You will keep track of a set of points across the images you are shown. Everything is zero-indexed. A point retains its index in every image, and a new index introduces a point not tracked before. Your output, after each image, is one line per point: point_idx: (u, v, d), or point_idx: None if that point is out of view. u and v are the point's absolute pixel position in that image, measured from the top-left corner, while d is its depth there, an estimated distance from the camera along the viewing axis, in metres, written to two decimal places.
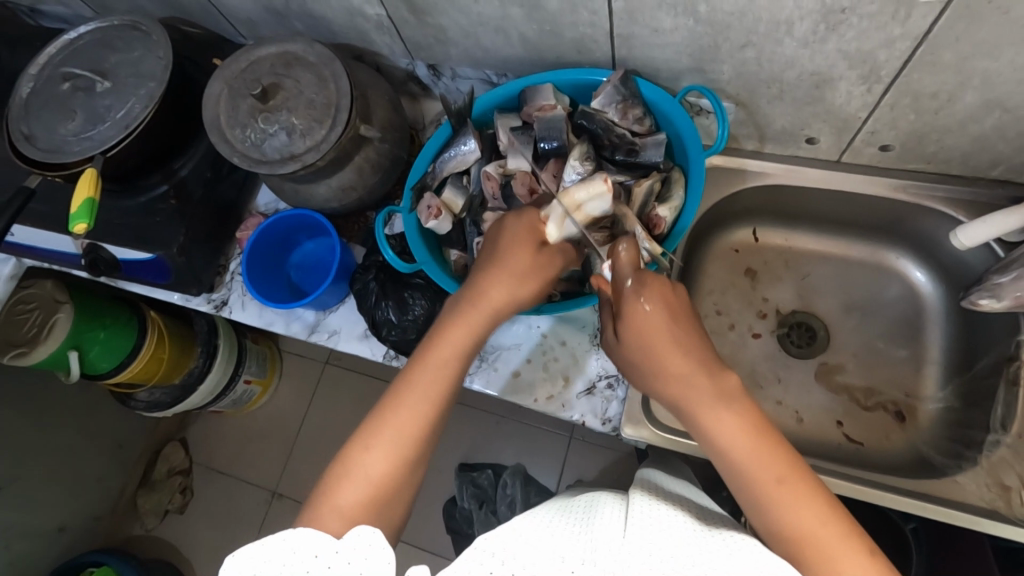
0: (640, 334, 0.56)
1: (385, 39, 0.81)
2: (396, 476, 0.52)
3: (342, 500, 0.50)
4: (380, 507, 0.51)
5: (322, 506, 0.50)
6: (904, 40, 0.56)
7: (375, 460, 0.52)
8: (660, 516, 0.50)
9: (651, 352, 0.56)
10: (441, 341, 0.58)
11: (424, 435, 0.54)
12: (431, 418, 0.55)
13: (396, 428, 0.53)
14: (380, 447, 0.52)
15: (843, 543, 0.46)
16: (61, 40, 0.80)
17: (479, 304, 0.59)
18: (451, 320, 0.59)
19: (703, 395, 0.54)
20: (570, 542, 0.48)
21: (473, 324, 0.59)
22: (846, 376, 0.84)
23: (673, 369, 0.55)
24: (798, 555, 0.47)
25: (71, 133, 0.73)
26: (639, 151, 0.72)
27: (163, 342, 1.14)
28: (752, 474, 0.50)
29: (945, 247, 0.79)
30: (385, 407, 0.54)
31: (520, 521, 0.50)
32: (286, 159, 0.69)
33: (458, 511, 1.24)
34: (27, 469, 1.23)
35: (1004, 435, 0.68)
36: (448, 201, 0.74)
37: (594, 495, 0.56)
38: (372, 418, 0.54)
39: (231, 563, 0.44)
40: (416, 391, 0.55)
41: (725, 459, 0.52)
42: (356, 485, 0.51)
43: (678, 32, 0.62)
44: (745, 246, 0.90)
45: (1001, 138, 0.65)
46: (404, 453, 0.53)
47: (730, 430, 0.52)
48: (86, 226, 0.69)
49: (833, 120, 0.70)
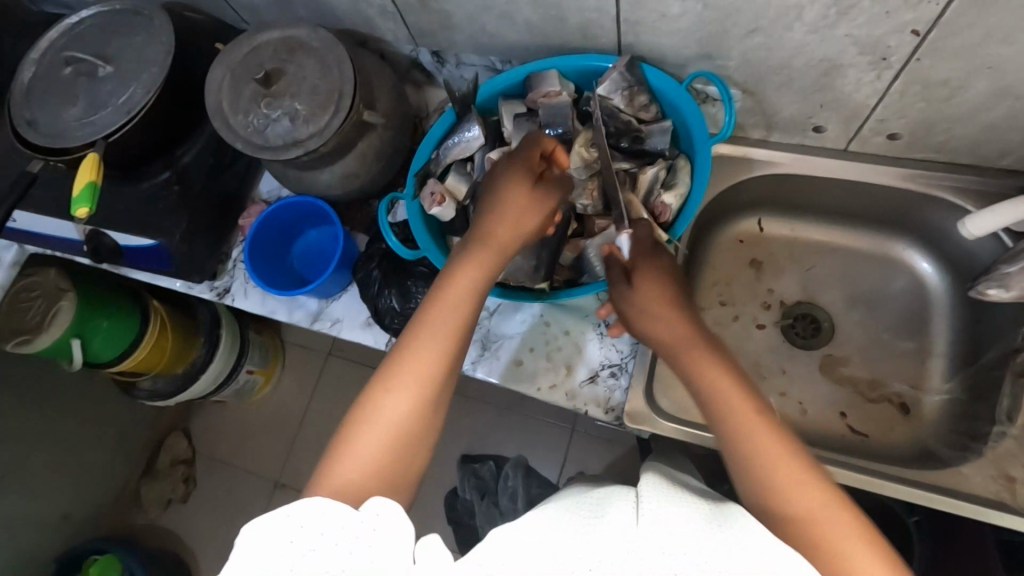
0: (650, 303, 0.62)
1: (389, 25, 0.80)
2: (418, 416, 0.52)
3: (358, 459, 0.49)
4: (399, 462, 0.50)
5: (341, 459, 0.49)
6: (915, 25, 0.55)
7: (397, 401, 0.51)
8: (673, 512, 0.47)
9: (654, 319, 0.61)
10: (452, 282, 0.58)
11: (442, 374, 0.53)
12: (449, 355, 0.54)
13: (414, 369, 0.53)
14: (399, 389, 0.52)
15: (824, 500, 0.46)
16: (64, 25, 0.80)
17: (487, 247, 0.60)
18: (462, 260, 0.59)
19: (706, 357, 0.57)
20: (577, 537, 0.46)
21: (486, 263, 0.59)
22: (850, 368, 0.83)
23: (676, 336, 0.59)
24: (776, 502, 0.48)
25: (73, 119, 0.73)
26: (644, 137, 0.72)
27: (165, 332, 1.15)
28: (742, 434, 0.51)
29: (952, 238, 0.78)
30: (401, 350, 0.54)
31: (528, 520, 0.49)
32: (290, 145, 0.68)
33: (460, 503, 1.24)
34: (30, 458, 1.23)
35: (1009, 427, 0.68)
36: (452, 188, 0.74)
37: (607, 492, 0.54)
38: (388, 363, 0.54)
39: (247, 533, 0.43)
40: (433, 331, 0.55)
41: (716, 414, 0.54)
42: (376, 434, 0.50)
43: (685, 17, 0.62)
44: (750, 237, 0.89)
45: (1012, 126, 0.64)
46: (424, 393, 0.52)
47: (727, 386, 0.55)
48: (88, 211, 0.68)
49: (841, 109, 0.69)
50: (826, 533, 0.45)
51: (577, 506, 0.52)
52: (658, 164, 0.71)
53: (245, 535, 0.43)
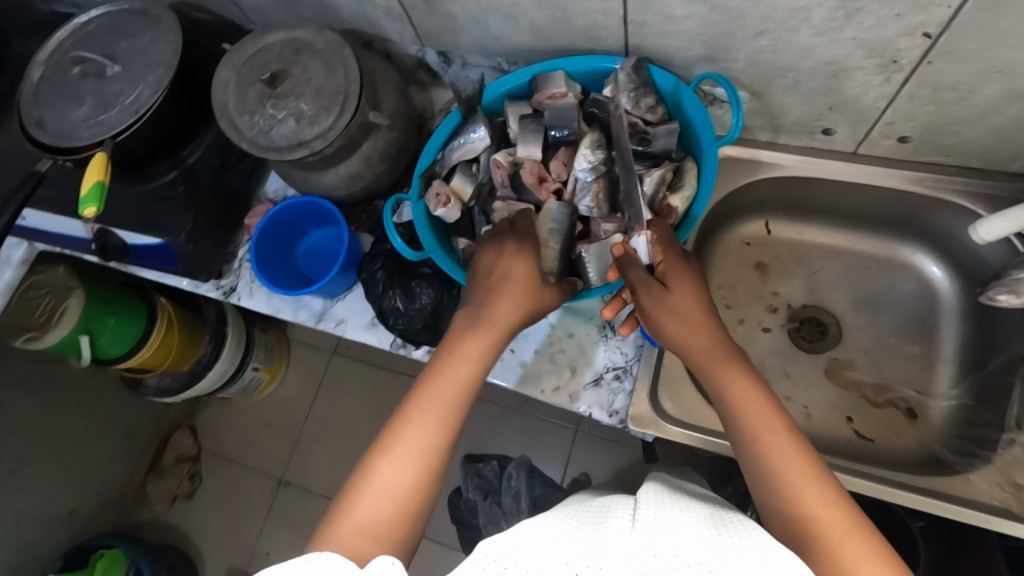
0: (675, 310, 0.60)
1: (394, 26, 0.80)
2: (420, 486, 0.51)
3: (362, 518, 0.49)
4: (404, 518, 0.49)
5: (341, 523, 0.48)
6: (925, 28, 0.54)
7: (396, 471, 0.51)
8: (668, 515, 0.48)
9: (677, 320, 0.60)
10: (452, 355, 0.58)
11: (444, 444, 0.53)
12: (448, 426, 0.54)
13: (412, 440, 0.52)
14: (399, 458, 0.51)
15: (836, 515, 0.46)
16: (72, 25, 0.80)
17: (488, 326, 0.59)
18: (463, 337, 0.59)
19: (732, 364, 0.56)
20: (578, 546, 0.47)
21: (484, 339, 0.59)
22: (856, 372, 0.83)
23: (701, 347, 0.58)
24: (790, 508, 0.48)
25: (81, 118, 0.74)
26: (651, 139, 0.71)
27: (172, 329, 1.15)
28: (763, 442, 0.51)
29: (961, 242, 0.78)
30: (398, 421, 0.53)
31: (526, 526, 0.49)
32: (294, 146, 0.68)
33: (463, 503, 1.25)
34: (37, 453, 1.24)
35: (1018, 435, 0.67)
36: (457, 189, 0.74)
37: (605, 500, 0.55)
38: (386, 433, 0.53)
39: None
40: (432, 401, 0.54)
41: (740, 420, 0.53)
42: (379, 499, 0.49)
43: (692, 19, 0.61)
44: (756, 239, 0.89)
45: (1023, 130, 0.63)
46: (424, 462, 0.51)
47: (750, 398, 0.54)
48: (96, 211, 0.68)
49: (850, 112, 0.69)
50: (830, 541, 0.45)
51: (580, 513, 0.52)
52: (664, 166, 0.71)
53: None
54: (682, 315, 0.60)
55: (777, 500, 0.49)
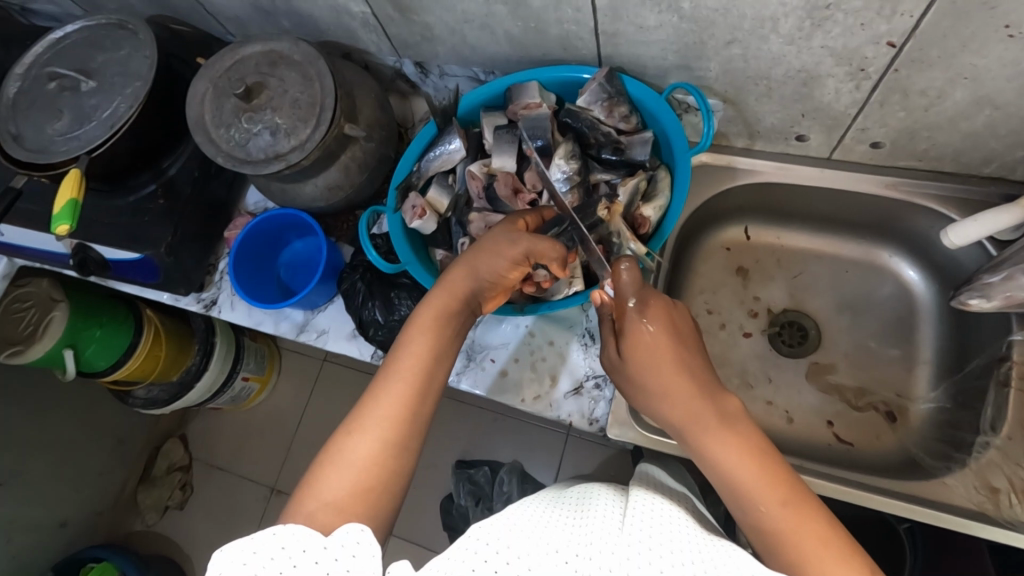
0: (641, 353, 0.58)
1: (371, 37, 0.80)
2: (381, 462, 0.52)
3: (331, 490, 0.50)
4: (373, 492, 0.51)
5: (307, 499, 0.50)
6: (890, 36, 0.55)
7: (359, 445, 0.52)
8: (655, 506, 0.51)
9: (651, 364, 0.58)
10: (415, 332, 0.59)
11: (406, 418, 0.54)
12: (413, 397, 0.55)
13: (379, 413, 0.54)
14: (363, 436, 0.53)
15: (832, 551, 0.47)
16: (49, 40, 0.80)
17: (444, 289, 0.61)
18: (422, 313, 0.60)
19: (707, 413, 0.55)
20: (564, 534, 0.49)
21: (440, 304, 0.60)
22: (837, 376, 0.83)
23: (675, 395, 0.56)
24: (786, 552, 0.48)
25: (57, 133, 0.73)
26: (625, 148, 0.72)
27: (159, 341, 1.15)
28: (754, 491, 0.50)
29: (936, 246, 0.78)
30: (368, 398, 0.55)
31: (513, 510, 0.52)
32: (271, 159, 0.68)
33: (455, 508, 1.25)
34: (28, 466, 1.24)
35: (994, 438, 0.68)
36: (433, 201, 0.75)
37: (586, 487, 0.58)
38: (356, 410, 0.55)
39: (218, 559, 0.43)
40: (397, 376, 0.56)
41: (727, 475, 0.52)
42: (342, 472, 0.51)
43: (663, 29, 0.61)
44: (736, 244, 0.89)
45: (994, 135, 0.64)
46: (390, 435, 0.53)
47: (727, 443, 0.53)
48: (69, 228, 0.68)
49: (823, 118, 0.69)
50: None
51: (557, 506, 0.54)
52: (638, 175, 0.72)
53: (217, 561, 0.43)
54: (652, 360, 0.58)
55: (774, 545, 0.49)
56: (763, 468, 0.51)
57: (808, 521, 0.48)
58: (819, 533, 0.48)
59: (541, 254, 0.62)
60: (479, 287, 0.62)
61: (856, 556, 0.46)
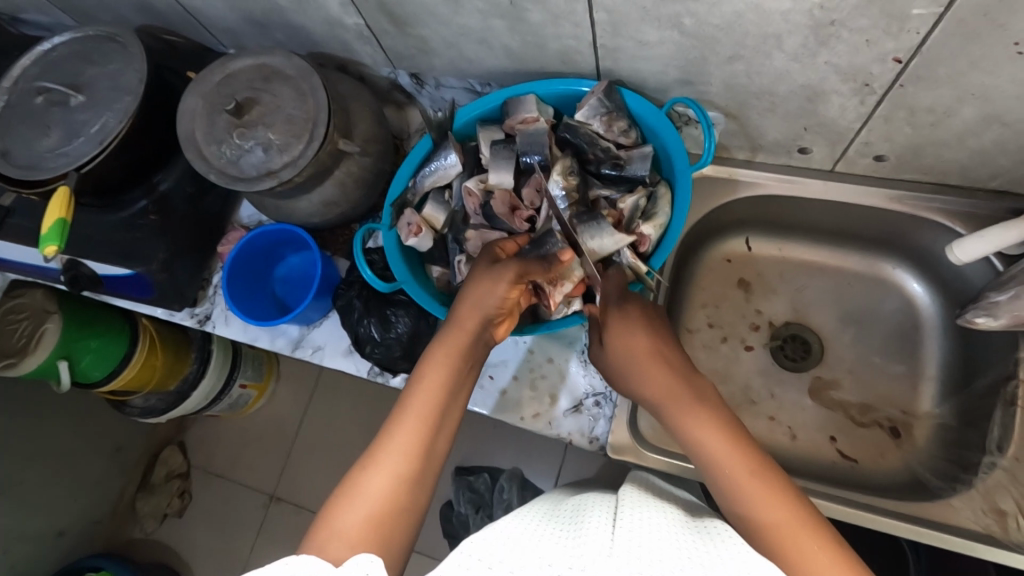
0: (624, 351, 0.61)
1: (366, 49, 0.79)
2: (399, 497, 0.50)
3: (346, 521, 0.49)
4: (391, 523, 0.49)
5: (324, 528, 0.49)
6: (897, 53, 0.53)
7: (374, 480, 0.51)
8: (648, 518, 0.49)
9: (633, 351, 0.61)
10: (430, 366, 0.57)
11: (424, 452, 0.53)
12: (430, 431, 0.54)
13: (395, 448, 0.52)
14: (378, 470, 0.51)
15: (796, 525, 0.47)
16: (37, 53, 0.78)
17: (455, 327, 0.60)
18: (435, 348, 0.59)
19: (682, 390, 0.57)
20: (557, 547, 0.47)
21: (456, 342, 0.59)
22: (841, 392, 0.82)
23: (652, 379, 0.59)
24: (749, 517, 0.49)
25: (46, 150, 0.72)
26: (624, 164, 0.72)
27: (156, 349, 1.13)
28: (720, 459, 0.52)
29: (943, 260, 0.77)
30: (384, 430, 0.54)
31: (505, 525, 0.51)
32: (264, 175, 0.67)
33: (454, 516, 1.23)
34: (24, 477, 1.23)
35: (1001, 459, 0.67)
36: (429, 217, 0.74)
37: (581, 499, 0.56)
38: (372, 443, 0.53)
39: None
40: (412, 413, 0.54)
41: (699, 450, 0.53)
42: (359, 505, 0.49)
43: (664, 44, 0.60)
44: (738, 256, 0.88)
45: (1001, 152, 0.63)
46: (406, 468, 0.51)
47: (698, 419, 0.55)
48: (57, 248, 0.67)
49: (827, 132, 0.68)
50: (793, 554, 0.45)
51: (553, 519, 0.52)
52: (637, 192, 0.71)
53: None
54: (633, 351, 0.61)
55: (744, 517, 0.49)
56: (730, 440, 0.53)
57: (771, 490, 0.49)
58: (778, 503, 0.48)
59: (535, 275, 0.63)
60: (488, 316, 0.61)
61: (820, 526, 0.47)
